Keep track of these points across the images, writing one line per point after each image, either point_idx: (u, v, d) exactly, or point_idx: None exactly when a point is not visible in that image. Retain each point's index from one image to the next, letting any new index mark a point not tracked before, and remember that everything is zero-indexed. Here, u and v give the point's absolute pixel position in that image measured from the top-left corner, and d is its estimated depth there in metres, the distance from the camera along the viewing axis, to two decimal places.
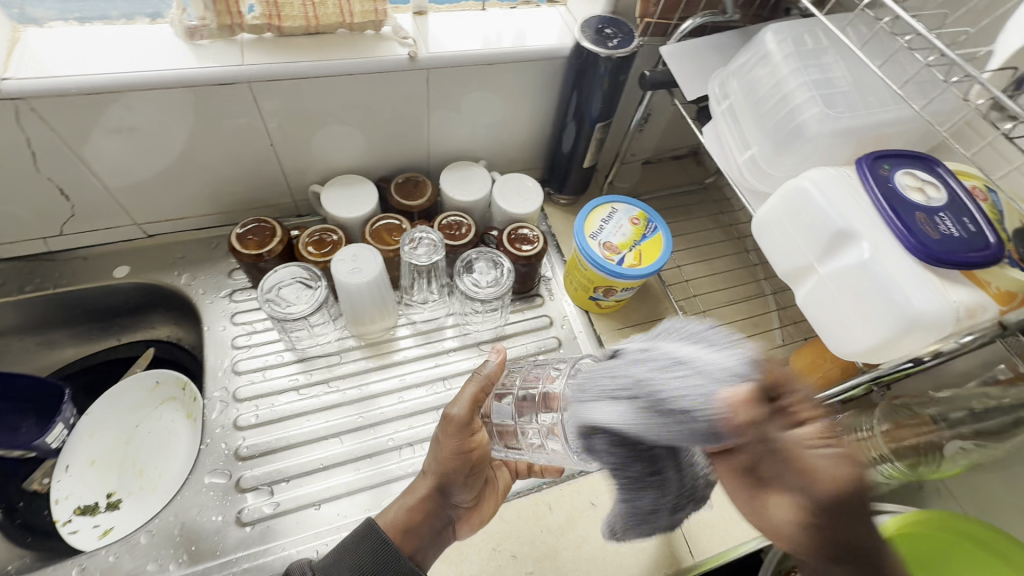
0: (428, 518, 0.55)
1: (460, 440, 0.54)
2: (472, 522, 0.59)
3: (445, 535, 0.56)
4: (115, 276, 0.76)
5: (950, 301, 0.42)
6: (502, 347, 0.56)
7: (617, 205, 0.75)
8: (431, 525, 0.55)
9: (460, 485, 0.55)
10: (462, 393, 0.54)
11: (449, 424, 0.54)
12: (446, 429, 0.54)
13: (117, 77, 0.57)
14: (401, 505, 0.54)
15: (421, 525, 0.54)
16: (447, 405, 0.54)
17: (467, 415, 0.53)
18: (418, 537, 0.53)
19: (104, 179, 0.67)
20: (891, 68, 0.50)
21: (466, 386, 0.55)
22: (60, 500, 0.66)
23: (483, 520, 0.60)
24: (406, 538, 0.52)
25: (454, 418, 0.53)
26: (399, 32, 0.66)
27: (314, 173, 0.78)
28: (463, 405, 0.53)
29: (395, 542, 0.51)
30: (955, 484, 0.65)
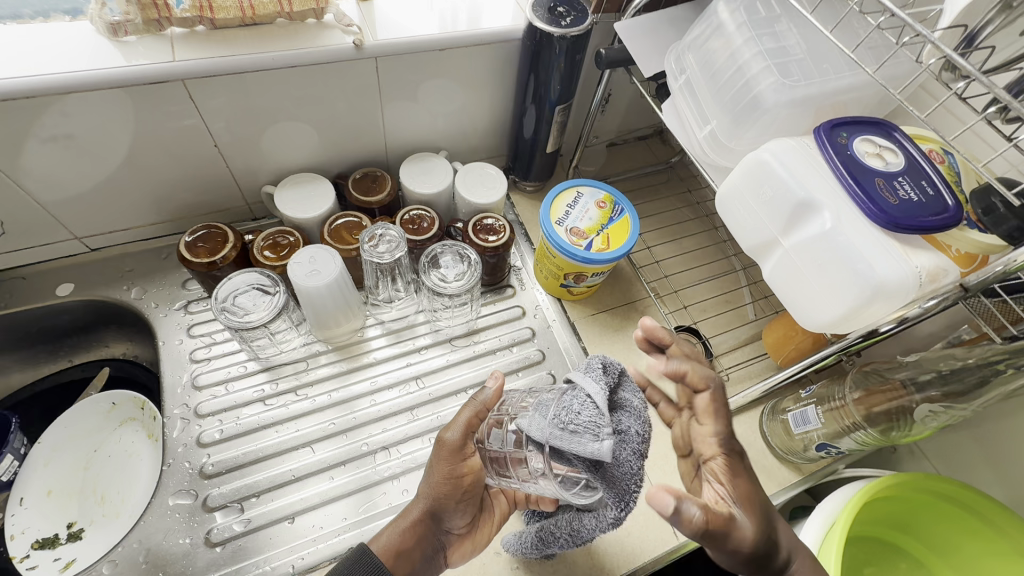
0: (422, 543, 0.50)
1: (453, 464, 0.51)
2: (463, 550, 0.55)
3: (436, 562, 0.52)
4: (59, 295, 0.71)
5: (912, 266, 0.42)
6: (500, 374, 0.55)
7: (582, 189, 0.73)
8: (424, 552, 0.50)
9: (455, 511, 0.52)
10: (456, 417, 0.52)
11: (443, 448, 0.51)
12: (438, 453, 0.51)
13: (37, 81, 0.53)
14: (393, 529, 0.50)
15: (414, 550, 0.49)
16: (441, 429, 0.52)
17: (461, 440, 0.51)
18: (412, 562, 0.49)
19: (35, 192, 0.63)
20: (843, 33, 0.49)
21: (462, 410, 0.53)
22: (15, 535, 0.62)
23: (476, 549, 0.56)
24: (399, 564, 0.48)
25: (449, 442, 0.51)
26: (342, 20, 0.62)
27: (267, 173, 0.74)
28: (459, 430, 0.51)
29: (389, 567, 0.47)
30: (926, 444, 0.66)
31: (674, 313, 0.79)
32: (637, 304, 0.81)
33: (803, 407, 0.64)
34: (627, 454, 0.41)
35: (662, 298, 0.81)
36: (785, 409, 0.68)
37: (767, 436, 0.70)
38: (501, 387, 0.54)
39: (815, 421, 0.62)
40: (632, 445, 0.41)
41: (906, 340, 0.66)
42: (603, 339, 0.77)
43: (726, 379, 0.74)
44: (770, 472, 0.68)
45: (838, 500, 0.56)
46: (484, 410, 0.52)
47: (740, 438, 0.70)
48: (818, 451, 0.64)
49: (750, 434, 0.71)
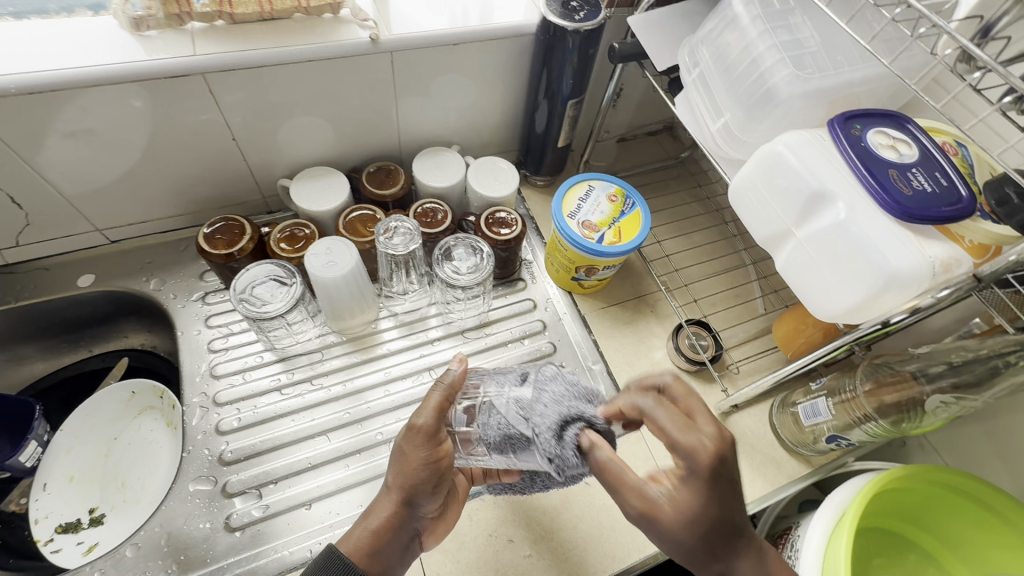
0: (393, 535, 0.49)
1: (427, 451, 0.48)
2: (437, 532, 0.56)
3: (412, 548, 0.52)
4: (81, 286, 0.73)
5: (926, 257, 0.42)
6: (464, 355, 0.53)
7: (594, 183, 0.74)
8: (398, 542, 0.50)
9: (429, 499, 0.50)
10: (426, 402, 0.49)
11: (414, 435, 0.49)
12: (411, 440, 0.49)
13: (62, 75, 0.54)
14: (363, 528, 0.49)
15: (387, 544, 0.49)
16: (412, 415, 0.50)
17: (434, 425, 0.48)
18: (386, 558, 0.49)
19: (59, 185, 0.64)
20: (858, 26, 0.49)
21: (429, 394, 0.50)
22: (39, 520, 0.63)
23: (449, 529, 0.57)
24: (372, 562, 0.48)
25: (420, 427, 0.48)
26: (358, 14, 0.63)
27: (282, 167, 0.75)
28: (429, 414, 0.49)
29: (359, 565, 0.47)
30: (937, 438, 0.67)
31: (684, 307, 0.80)
32: (647, 297, 0.81)
33: (813, 400, 0.65)
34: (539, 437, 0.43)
35: (672, 292, 0.81)
36: (795, 402, 0.68)
37: (777, 429, 0.70)
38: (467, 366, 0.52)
39: (826, 413, 0.63)
40: (537, 428, 0.43)
41: (916, 333, 0.66)
42: (613, 332, 0.78)
43: (736, 371, 0.75)
44: (780, 463, 0.69)
45: (849, 490, 0.56)
46: (454, 391, 0.50)
47: (750, 431, 0.71)
48: (828, 443, 0.64)
49: (759, 426, 0.71)
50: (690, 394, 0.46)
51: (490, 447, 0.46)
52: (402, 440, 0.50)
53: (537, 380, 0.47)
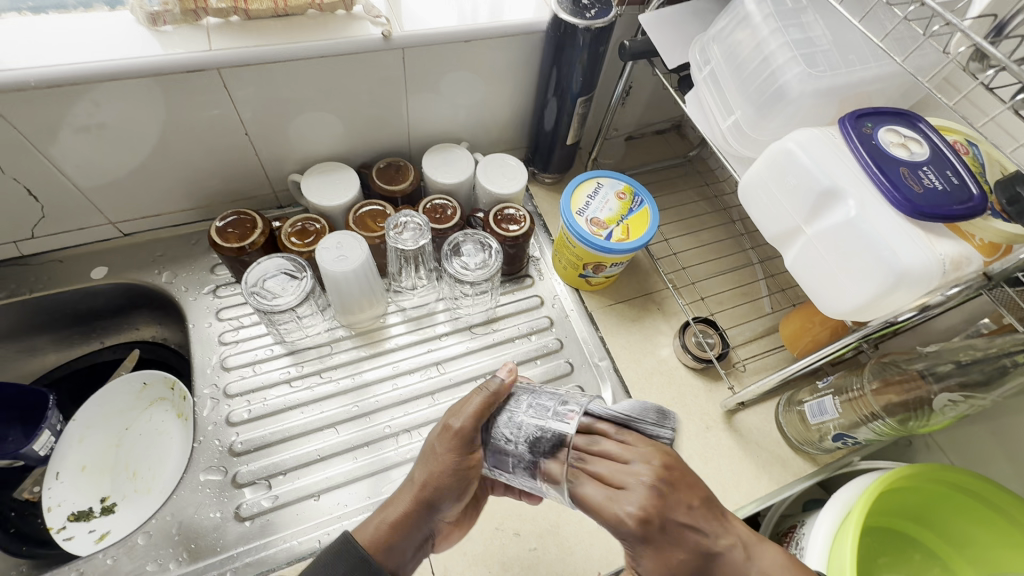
0: (412, 533, 0.48)
1: (459, 456, 0.46)
2: (450, 536, 0.55)
3: (425, 548, 0.50)
4: (94, 278, 0.74)
5: (936, 254, 0.42)
6: (514, 367, 0.49)
7: (603, 180, 0.74)
8: (414, 540, 0.48)
9: (450, 503, 0.48)
10: (465, 403, 0.46)
11: (448, 436, 0.46)
12: (445, 441, 0.46)
13: (79, 69, 0.55)
14: (381, 521, 0.48)
15: (404, 541, 0.48)
16: (448, 414, 0.47)
17: (471, 429, 0.45)
18: (398, 554, 0.47)
19: (74, 177, 0.65)
20: (870, 24, 0.49)
21: (470, 395, 0.47)
22: (52, 508, 0.64)
23: (462, 533, 0.56)
24: (386, 556, 0.46)
25: (456, 429, 0.46)
26: (370, 11, 0.64)
27: (293, 162, 0.76)
28: (469, 418, 0.45)
29: (376, 560, 0.46)
30: (943, 437, 0.67)
31: (690, 305, 0.80)
32: (654, 295, 0.82)
33: (820, 398, 0.65)
34: (517, 456, 0.43)
35: (679, 290, 0.81)
36: (802, 400, 0.68)
37: (783, 427, 0.70)
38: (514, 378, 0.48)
39: (832, 411, 0.63)
40: (512, 447, 0.43)
41: (924, 333, 0.66)
42: (619, 329, 0.78)
43: (743, 369, 0.75)
44: (785, 462, 0.69)
45: (854, 488, 0.56)
46: (498, 400, 0.46)
47: (756, 428, 0.71)
48: (834, 441, 0.64)
49: (765, 424, 0.72)
50: (613, 467, 0.39)
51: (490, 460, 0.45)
52: (435, 437, 0.48)
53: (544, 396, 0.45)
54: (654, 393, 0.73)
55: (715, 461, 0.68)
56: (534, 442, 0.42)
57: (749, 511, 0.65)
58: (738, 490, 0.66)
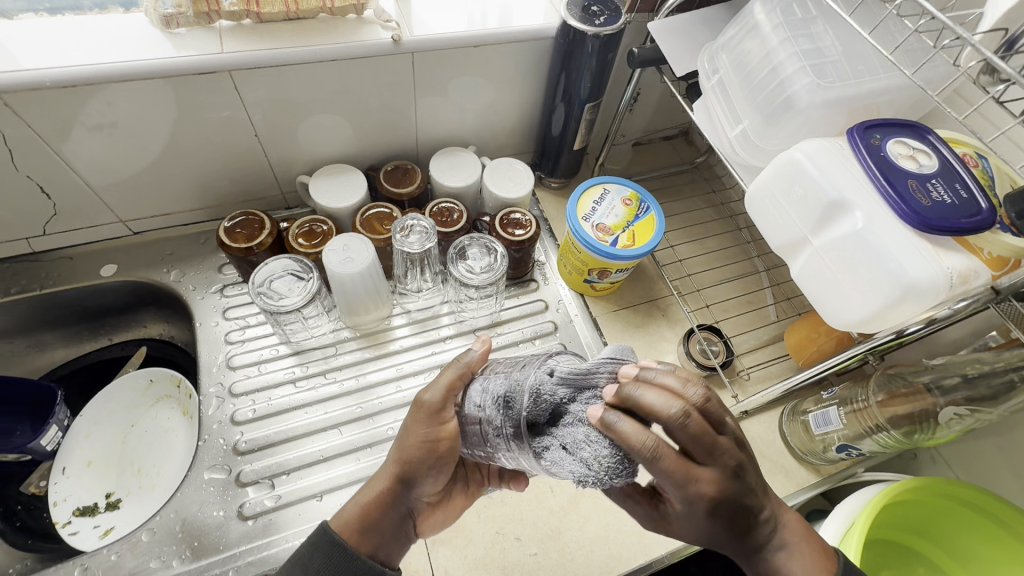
0: (386, 514, 0.48)
1: (429, 430, 0.47)
2: (433, 519, 0.54)
3: (407, 533, 0.50)
4: (103, 275, 0.74)
5: (943, 267, 0.42)
6: (487, 339, 0.50)
7: (609, 186, 0.74)
8: (390, 522, 0.48)
9: (424, 483, 0.48)
10: (437, 378, 0.48)
11: (419, 410, 0.47)
12: (415, 415, 0.47)
13: (93, 70, 0.55)
14: (356, 502, 0.48)
15: (378, 523, 0.48)
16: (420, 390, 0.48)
17: (440, 403, 0.47)
18: (375, 537, 0.47)
19: (85, 176, 0.66)
20: (880, 35, 0.49)
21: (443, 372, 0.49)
22: (58, 502, 0.65)
23: (447, 517, 0.56)
24: (362, 538, 0.47)
25: (428, 404, 0.47)
26: (381, 16, 0.64)
27: (302, 163, 0.76)
28: (439, 392, 0.47)
29: (348, 543, 0.46)
30: (949, 451, 0.66)
31: (695, 312, 0.80)
32: (659, 302, 0.81)
33: (824, 408, 0.64)
34: (497, 426, 0.42)
35: (684, 297, 0.81)
36: (806, 410, 0.68)
37: (786, 437, 0.70)
38: (487, 352, 0.49)
39: (837, 422, 0.63)
40: (489, 418, 0.43)
41: (930, 345, 0.66)
42: (624, 336, 0.78)
43: (747, 378, 0.74)
44: (788, 472, 0.69)
45: (858, 501, 0.56)
46: (470, 375, 0.48)
47: (759, 438, 0.71)
48: (838, 452, 0.64)
49: (769, 434, 0.71)
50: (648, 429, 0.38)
51: (474, 440, 0.46)
52: (408, 416, 0.49)
53: (516, 370, 0.45)
54: None
55: None
56: (506, 406, 0.42)
57: None
58: None
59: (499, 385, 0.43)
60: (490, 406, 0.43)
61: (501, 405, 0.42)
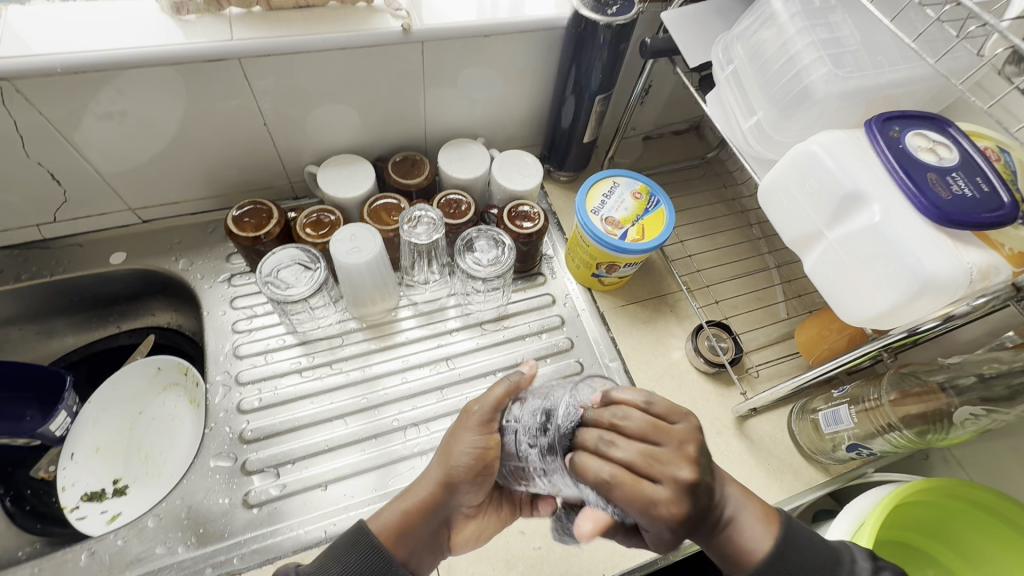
0: (424, 521, 0.47)
1: (475, 437, 0.47)
2: (466, 537, 0.52)
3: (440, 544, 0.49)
4: (113, 263, 0.75)
5: (963, 263, 0.41)
6: (533, 366, 0.52)
7: (619, 179, 0.73)
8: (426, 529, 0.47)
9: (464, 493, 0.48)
10: (488, 390, 0.49)
11: (467, 419, 0.48)
12: (463, 423, 0.49)
13: (103, 57, 0.55)
14: (396, 506, 0.48)
15: (415, 529, 0.47)
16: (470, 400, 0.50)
17: (488, 413, 0.48)
18: (411, 542, 0.47)
19: (95, 163, 0.66)
20: (902, 25, 0.48)
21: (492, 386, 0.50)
22: (66, 487, 0.65)
23: (479, 538, 0.53)
24: (398, 543, 0.46)
25: (479, 412, 0.48)
26: (391, 4, 0.64)
27: (310, 153, 0.76)
28: (490, 403, 0.48)
29: (384, 543, 0.45)
30: (961, 452, 0.65)
31: (704, 308, 0.79)
32: (668, 297, 0.81)
33: (835, 407, 0.64)
34: (530, 445, 0.44)
35: (693, 293, 0.80)
36: (816, 408, 0.67)
37: (795, 435, 0.69)
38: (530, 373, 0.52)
39: (847, 421, 0.62)
40: (523, 436, 0.45)
41: (945, 344, 0.64)
42: (631, 331, 0.77)
43: (756, 375, 0.74)
44: (797, 471, 0.68)
45: (868, 501, 0.55)
46: (517, 391, 0.50)
47: (767, 436, 0.70)
48: (848, 451, 0.63)
49: (777, 432, 0.70)
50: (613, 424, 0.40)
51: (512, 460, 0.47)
52: (455, 425, 0.50)
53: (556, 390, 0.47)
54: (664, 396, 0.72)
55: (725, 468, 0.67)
56: (543, 423, 0.44)
57: None
58: None
59: (541, 403, 0.45)
60: (528, 422, 0.45)
61: (538, 426, 0.44)
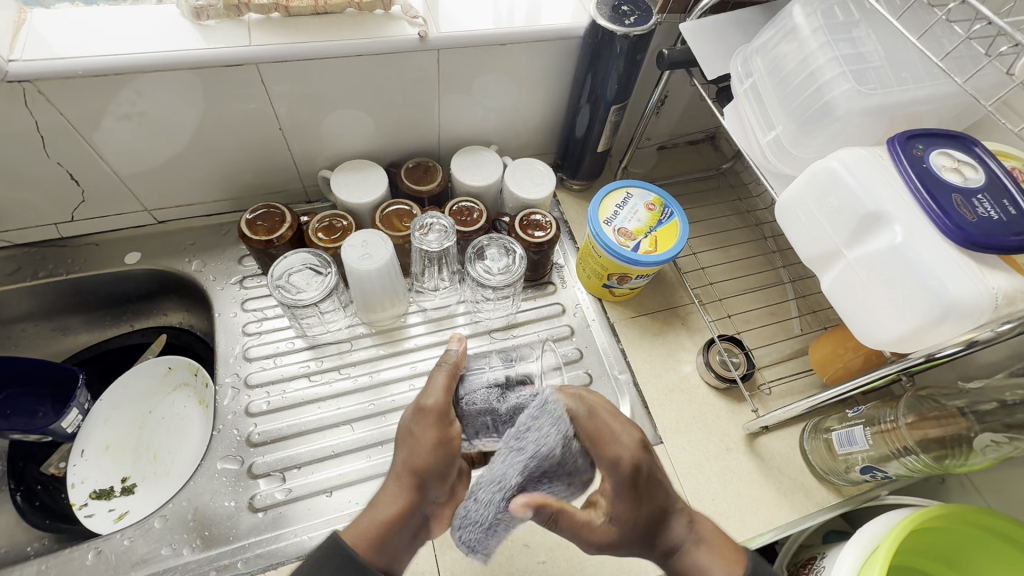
0: (403, 522, 0.48)
1: (440, 430, 0.49)
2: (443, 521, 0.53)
3: (418, 537, 0.50)
4: (127, 262, 0.76)
5: (988, 287, 0.40)
6: (458, 334, 0.53)
7: (632, 190, 0.73)
8: (404, 530, 0.48)
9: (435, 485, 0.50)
10: (433, 384, 0.51)
11: (424, 415, 0.49)
12: (418, 420, 0.49)
13: (123, 61, 0.56)
14: (372, 517, 0.47)
15: (394, 533, 0.48)
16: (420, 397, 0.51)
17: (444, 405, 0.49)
18: (394, 550, 0.47)
19: (114, 165, 0.67)
20: (929, 42, 0.47)
21: (434, 375, 0.51)
22: (76, 484, 0.66)
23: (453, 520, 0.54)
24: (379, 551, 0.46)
25: (432, 410, 0.49)
26: (408, 12, 0.64)
27: (324, 158, 0.77)
28: (444, 399, 0.50)
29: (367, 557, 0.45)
30: (980, 478, 0.63)
31: (716, 322, 0.78)
32: (679, 309, 0.80)
33: (849, 427, 0.62)
34: (495, 408, 0.49)
35: (705, 306, 0.79)
36: (829, 428, 0.66)
37: (807, 454, 0.68)
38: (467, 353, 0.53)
39: (862, 442, 0.60)
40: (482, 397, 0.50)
41: (965, 367, 0.63)
42: (641, 343, 0.76)
43: (768, 392, 0.72)
44: (808, 491, 0.67)
45: (881, 525, 0.53)
46: (457, 372, 0.52)
47: (778, 454, 0.69)
48: (862, 474, 0.62)
49: (788, 450, 0.69)
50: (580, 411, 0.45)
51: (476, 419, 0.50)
52: (410, 421, 0.50)
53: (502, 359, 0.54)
54: (673, 411, 0.71)
55: (734, 486, 0.66)
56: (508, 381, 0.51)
57: (769, 539, 0.63)
58: (757, 516, 0.64)
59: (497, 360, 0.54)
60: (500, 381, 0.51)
61: (498, 388, 0.50)
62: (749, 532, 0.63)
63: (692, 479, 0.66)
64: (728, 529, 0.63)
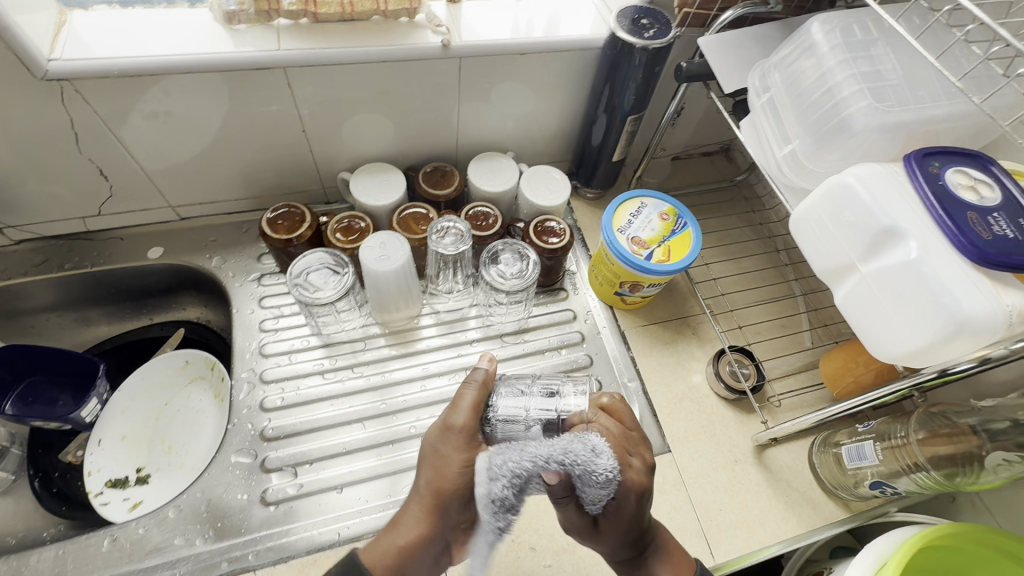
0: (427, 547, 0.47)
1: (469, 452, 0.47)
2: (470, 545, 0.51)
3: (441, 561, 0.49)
4: (149, 257, 0.78)
5: (1003, 305, 0.40)
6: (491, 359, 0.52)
7: (647, 200, 0.73)
8: (431, 554, 0.47)
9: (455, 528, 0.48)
10: (461, 400, 0.49)
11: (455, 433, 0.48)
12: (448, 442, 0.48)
13: (155, 62, 0.58)
14: (393, 543, 0.46)
15: (418, 559, 0.47)
16: (446, 414, 0.49)
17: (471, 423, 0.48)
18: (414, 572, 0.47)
19: (142, 161, 0.69)
20: (947, 61, 0.48)
21: (461, 394, 0.50)
22: (92, 472, 0.67)
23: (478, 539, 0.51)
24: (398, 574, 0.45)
25: (460, 428, 0.47)
26: (432, 20, 0.66)
27: (344, 160, 0.78)
28: (466, 412, 0.48)
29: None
30: (991, 497, 0.62)
31: (727, 333, 0.78)
32: (690, 319, 0.80)
33: (859, 442, 0.62)
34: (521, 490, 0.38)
35: (716, 316, 0.80)
36: (839, 442, 0.66)
37: (816, 469, 0.68)
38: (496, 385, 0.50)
39: (872, 457, 0.60)
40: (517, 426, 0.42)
41: (978, 386, 0.63)
42: (651, 352, 0.77)
43: (777, 405, 0.72)
44: (816, 505, 0.66)
45: (892, 540, 0.53)
46: (486, 389, 0.50)
47: (787, 467, 0.69)
48: (871, 489, 0.62)
49: (797, 463, 0.69)
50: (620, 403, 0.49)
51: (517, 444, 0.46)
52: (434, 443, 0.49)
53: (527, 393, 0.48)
54: (682, 420, 0.72)
55: (742, 498, 0.66)
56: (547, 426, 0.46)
57: (775, 551, 0.63)
58: (764, 527, 0.64)
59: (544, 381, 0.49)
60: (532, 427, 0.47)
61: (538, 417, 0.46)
62: (755, 544, 0.63)
63: (699, 488, 0.67)
64: (735, 540, 0.63)
